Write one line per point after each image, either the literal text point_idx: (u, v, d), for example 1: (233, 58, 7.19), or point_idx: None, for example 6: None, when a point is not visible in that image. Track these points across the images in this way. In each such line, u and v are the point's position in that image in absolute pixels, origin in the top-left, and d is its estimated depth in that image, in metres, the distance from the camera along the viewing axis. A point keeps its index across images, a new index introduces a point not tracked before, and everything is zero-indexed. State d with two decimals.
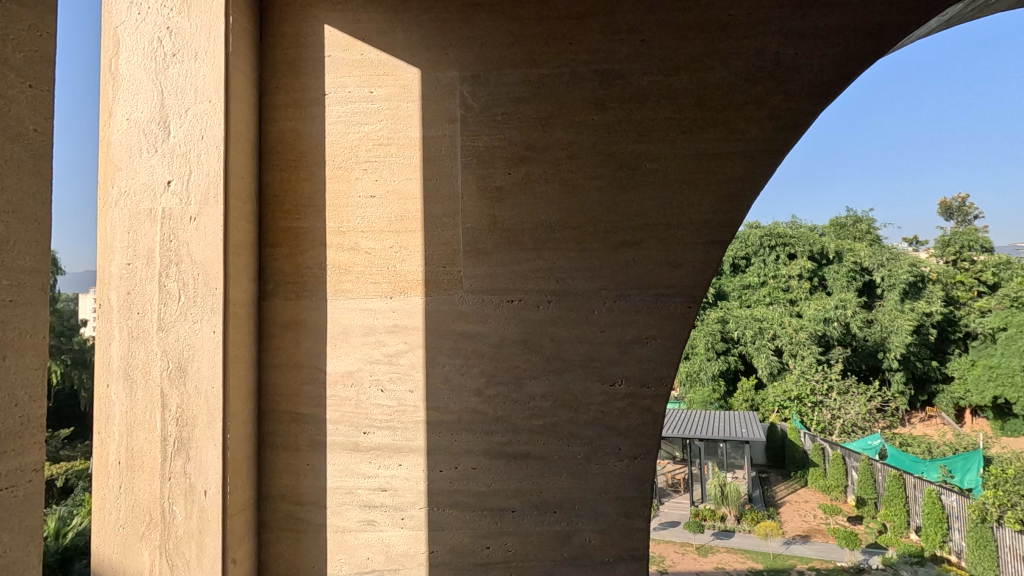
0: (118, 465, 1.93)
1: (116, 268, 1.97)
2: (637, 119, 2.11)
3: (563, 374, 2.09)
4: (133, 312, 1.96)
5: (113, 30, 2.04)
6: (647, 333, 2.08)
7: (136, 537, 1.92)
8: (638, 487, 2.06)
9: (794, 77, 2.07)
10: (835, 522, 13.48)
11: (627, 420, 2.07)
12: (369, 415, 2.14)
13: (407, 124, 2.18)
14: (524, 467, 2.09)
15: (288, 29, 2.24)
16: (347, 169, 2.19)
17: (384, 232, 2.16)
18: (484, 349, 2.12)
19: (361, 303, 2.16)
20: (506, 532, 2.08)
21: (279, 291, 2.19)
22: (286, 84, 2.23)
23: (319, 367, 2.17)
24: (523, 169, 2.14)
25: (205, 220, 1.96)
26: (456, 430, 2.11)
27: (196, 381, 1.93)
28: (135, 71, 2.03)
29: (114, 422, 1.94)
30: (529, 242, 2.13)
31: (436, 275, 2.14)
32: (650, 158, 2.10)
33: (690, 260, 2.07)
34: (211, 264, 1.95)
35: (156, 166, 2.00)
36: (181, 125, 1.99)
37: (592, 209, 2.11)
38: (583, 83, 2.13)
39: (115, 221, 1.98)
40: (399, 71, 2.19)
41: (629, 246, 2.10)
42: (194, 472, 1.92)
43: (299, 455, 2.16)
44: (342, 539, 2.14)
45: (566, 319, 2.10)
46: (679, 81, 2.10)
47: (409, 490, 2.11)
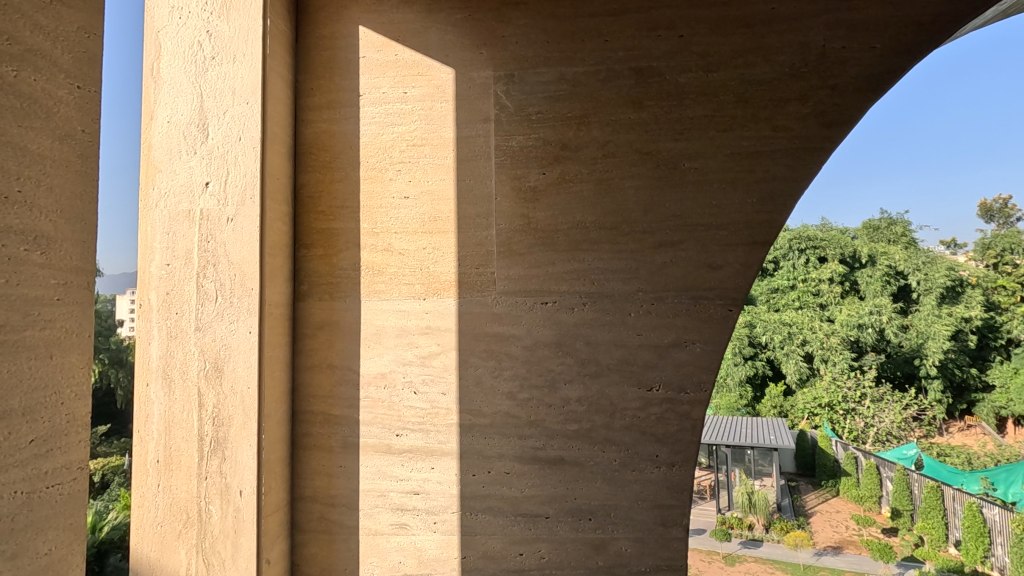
0: (157, 464, 1.96)
1: (156, 268, 2.00)
2: (675, 117, 2.06)
3: (599, 378, 2.05)
4: (171, 312, 1.99)
5: (156, 35, 2.08)
6: (686, 336, 2.02)
7: (173, 535, 1.94)
8: (676, 496, 2.00)
9: (842, 71, 1.98)
10: (869, 534, 13.05)
11: (665, 426, 2.01)
12: (402, 417, 2.12)
13: (441, 124, 2.16)
14: (558, 473, 2.05)
15: (323, 31, 2.25)
16: (381, 170, 2.19)
17: (417, 233, 2.15)
18: (518, 352, 2.08)
19: (395, 304, 2.15)
20: (540, 538, 2.04)
21: (313, 292, 2.19)
22: (321, 85, 2.24)
23: (352, 368, 2.16)
24: (558, 168, 2.10)
25: (242, 220, 1.98)
26: (489, 433, 2.08)
27: (232, 381, 1.95)
28: (176, 75, 2.06)
29: (153, 421, 1.97)
30: (564, 243, 2.09)
31: (470, 276, 2.11)
32: (689, 156, 2.05)
33: (731, 261, 2.01)
34: (247, 264, 1.96)
35: (194, 167, 2.02)
36: (219, 127, 2.02)
37: (629, 209, 2.06)
38: (619, 81, 2.09)
39: (155, 222, 2.01)
40: (433, 71, 2.18)
41: (667, 247, 2.05)
42: (230, 472, 1.93)
43: (332, 457, 2.16)
44: (374, 542, 2.12)
45: (601, 322, 2.06)
46: (719, 78, 2.05)
47: (442, 494, 2.09)
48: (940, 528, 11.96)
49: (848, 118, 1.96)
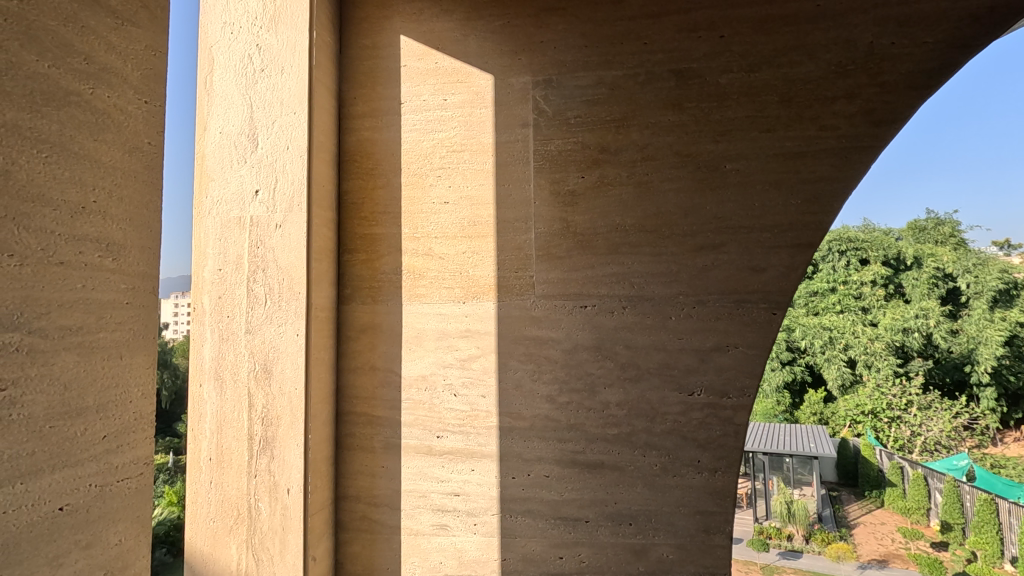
0: (210, 461, 2.03)
1: (209, 273, 2.09)
2: (716, 119, 2.04)
3: (639, 382, 2.04)
4: (223, 316, 2.07)
5: (209, 50, 2.18)
6: (728, 340, 1.99)
7: (225, 531, 2.01)
8: (718, 502, 1.96)
9: (890, 68, 1.94)
10: (916, 548, 12.55)
11: (706, 431, 1.99)
12: (443, 419, 2.16)
13: (480, 130, 2.20)
14: (599, 477, 2.04)
15: (366, 41, 2.32)
16: (422, 176, 2.23)
17: (456, 237, 2.18)
18: (557, 356, 2.09)
19: (435, 308, 2.19)
20: (580, 542, 2.04)
21: (356, 296, 2.25)
22: (364, 94, 2.31)
23: (393, 370, 2.21)
24: (597, 172, 2.10)
25: (289, 226, 2.05)
26: (529, 437, 2.09)
27: (281, 382, 2.01)
28: (227, 87, 2.15)
29: (206, 420, 2.05)
30: (603, 247, 2.09)
31: (509, 280, 2.13)
32: (730, 158, 2.02)
33: (775, 264, 1.97)
34: (295, 269, 2.03)
35: (245, 175, 2.10)
36: (268, 136, 2.09)
37: (670, 212, 2.05)
38: (658, 83, 2.08)
39: (209, 229, 2.10)
40: (472, 78, 2.21)
41: (708, 250, 2.02)
42: (278, 471, 2.00)
43: (375, 457, 2.20)
44: (415, 542, 2.16)
45: (642, 326, 2.04)
46: (761, 78, 2.02)
47: (481, 496, 2.11)
48: (995, 543, 11.45)
49: (896, 116, 1.91)
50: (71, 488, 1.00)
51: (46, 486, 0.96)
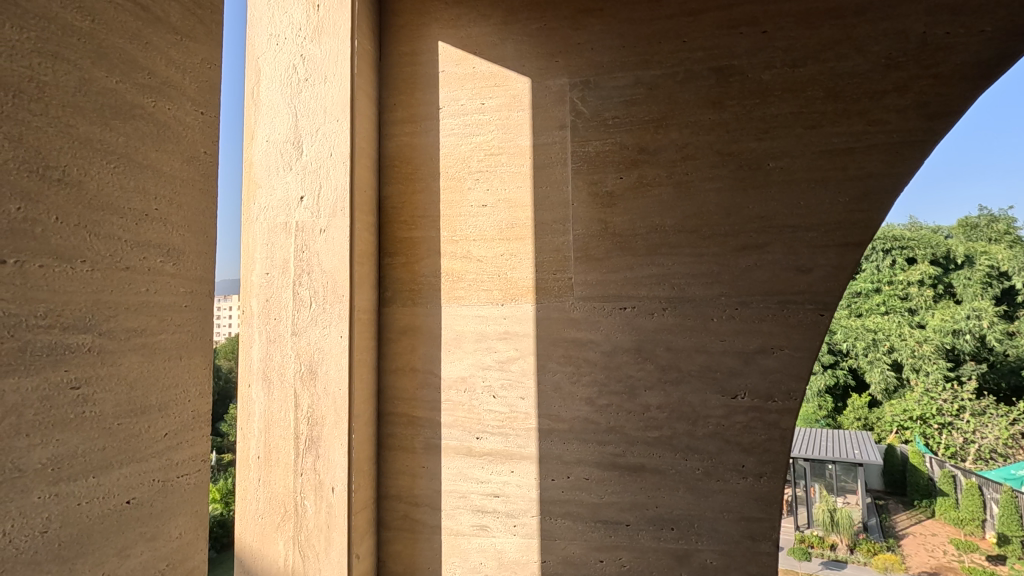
0: (258, 459, 2.10)
1: (258, 277, 2.16)
2: (759, 116, 2.00)
3: (680, 384, 2.01)
4: (271, 318, 2.13)
5: (256, 62, 2.26)
6: (773, 342, 1.95)
7: (273, 527, 2.07)
8: (764, 508, 1.92)
9: (946, 58, 1.86)
10: (971, 564, 11.94)
11: (751, 435, 1.94)
12: (482, 421, 2.18)
13: (518, 132, 2.21)
14: (639, 480, 2.02)
15: (405, 49, 2.38)
16: (460, 180, 2.26)
17: (494, 239, 2.21)
18: (596, 358, 2.08)
19: (474, 310, 2.21)
20: (620, 546, 2.02)
21: (397, 298, 2.30)
22: (404, 100, 2.36)
23: (433, 372, 2.24)
24: (636, 172, 2.09)
25: (333, 231, 2.10)
26: (568, 439, 2.09)
27: (325, 382, 2.07)
28: (273, 97, 2.22)
29: (255, 419, 2.12)
30: (642, 248, 2.07)
31: (547, 282, 2.14)
32: (774, 156, 1.98)
33: (822, 264, 1.92)
34: (338, 272, 2.08)
35: (290, 182, 2.17)
36: (313, 144, 2.15)
37: (711, 212, 2.02)
38: (698, 82, 2.06)
39: (256, 235, 2.17)
40: (509, 81, 2.23)
41: (751, 250, 1.98)
42: (323, 469, 2.05)
43: (416, 457, 2.24)
44: (455, 542, 2.18)
45: (683, 328, 2.02)
46: (806, 73, 1.97)
47: (521, 497, 2.12)
48: None
49: (951, 109, 1.84)
50: (136, 482, 1.05)
51: (115, 481, 1.00)
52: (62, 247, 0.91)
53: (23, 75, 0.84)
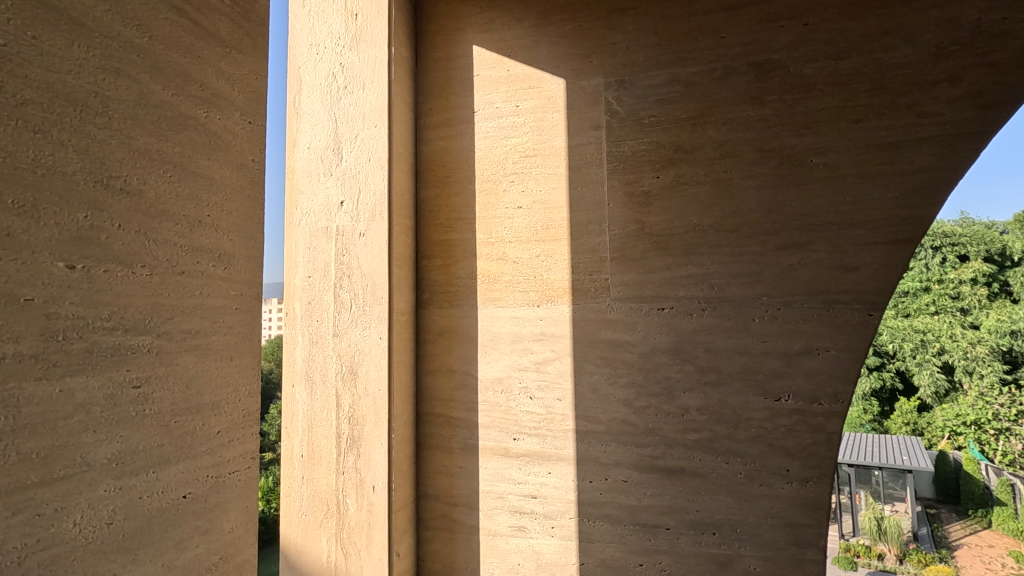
0: (302, 458, 2.16)
1: (300, 280, 2.22)
2: (801, 111, 1.95)
3: (721, 386, 1.97)
4: (313, 320, 2.19)
5: (297, 71, 2.32)
6: (818, 344, 1.89)
7: (316, 524, 2.12)
8: (810, 514, 1.86)
9: (1002, 46, 1.78)
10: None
11: (795, 439, 1.89)
12: (519, 422, 2.19)
13: (553, 133, 2.22)
14: (679, 484, 1.99)
15: (440, 54, 2.42)
16: (495, 182, 2.29)
17: (530, 241, 2.22)
18: (634, 359, 2.06)
19: (510, 311, 2.23)
20: (660, 550, 2.00)
21: (434, 300, 2.33)
22: (439, 105, 2.40)
23: (470, 373, 2.27)
24: (672, 171, 2.06)
25: (372, 235, 2.15)
26: (606, 441, 2.07)
27: (366, 382, 2.11)
28: (314, 105, 2.28)
29: (298, 419, 2.18)
30: (680, 248, 2.04)
31: (583, 283, 2.13)
32: (817, 151, 1.93)
33: (869, 262, 1.86)
34: (377, 275, 2.13)
35: (331, 188, 2.22)
36: (352, 149, 2.20)
37: (750, 210, 1.98)
38: (737, 77, 2.02)
39: (299, 239, 2.24)
40: (544, 83, 2.24)
41: (794, 248, 1.93)
42: (364, 468, 2.09)
43: (453, 458, 2.26)
44: (493, 542, 2.19)
45: (722, 329, 1.98)
46: (851, 65, 1.91)
47: (559, 499, 2.12)
48: None
49: (1008, 99, 1.76)
50: (191, 478, 1.09)
51: (172, 476, 1.05)
52: (124, 253, 0.96)
53: (88, 91, 0.89)
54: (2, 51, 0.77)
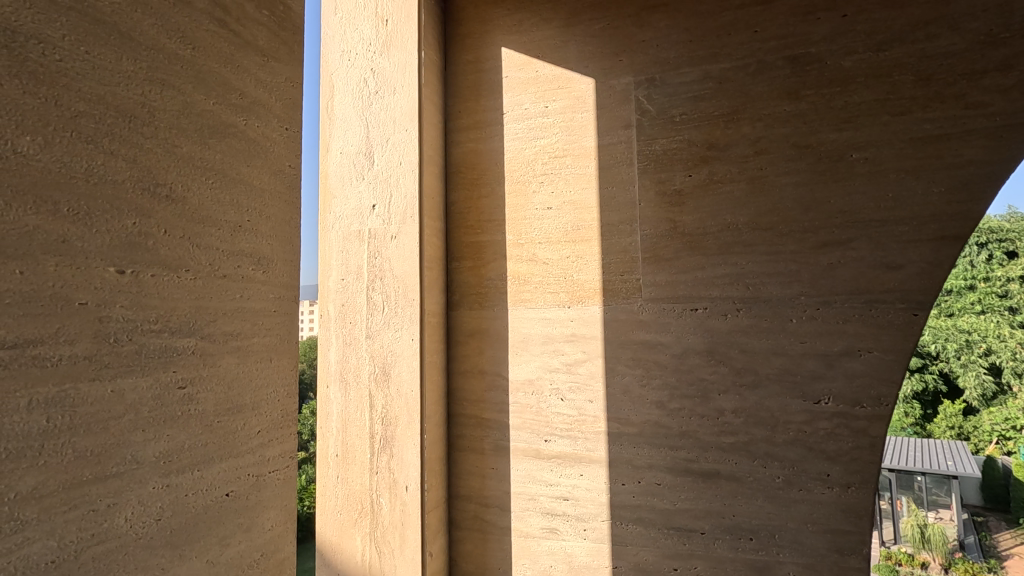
0: (336, 458, 2.19)
1: (334, 283, 2.26)
2: (839, 105, 1.99)
3: (757, 389, 2.00)
4: (347, 322, 2.23)
5: (330, 77, 2.36)
6: (860, 345, 1.92)
7: (350, 523, 2.15)
8: (852, 521, 1.87)
9: None
10: None
11: (836, 443, 1.91)
12: (551, 423, 2.24)
13: (582, 133, 2.28)
14: (714, 487, 2.02)
15: (468, 56, 2.50)
16: (525, 183, 2.35)
17: (560, 242, 2.28)
18: (667, 360, 2.11)
19: (540, 312, 2.29)
20: (694, 555, 2.03)
21: (464, 302, 2.41)
22: (469, 108, 2.48)
23: (501, 374, 2.33)
24: (705, 170, 2.11)
25: (404, 237, 2.18)
26: (638, 443, 2.12)
27: (398, 383, 2.14)
28: (346, 110, 2.32)
29: (332, 419, 2.21)
30: (714, 247, 2.08)
31: (615, 284, 2.19)
32: (857, 146, 1.97)
33: (914, 260, 1.88)
34: (409, 277, 2.16)
35: (363, 192, 2.26)
36: (383, 153, 2.24)
37: (787, 207, 2.02)
38: (772, 72, 2.07)
39: (332, 243, 2.27)
40: (573, 83, 2.31)
41: (834, 247, 1.96)
42: (397, 468, 2.12)
43: (485, 459, 2.32)
44: (525, 544, 2.24)
45: (758, 329, 2.02)
46: (892, 56, 1.95)
47: (591, 501, 2.16)
48: None
49: None
50: (233, 476, 1.12)
51: (216, 474, 1.08)
52: (169, 257, 0.99)
53: (136, 101, 0.92)
54: (57, 66, 0.80)
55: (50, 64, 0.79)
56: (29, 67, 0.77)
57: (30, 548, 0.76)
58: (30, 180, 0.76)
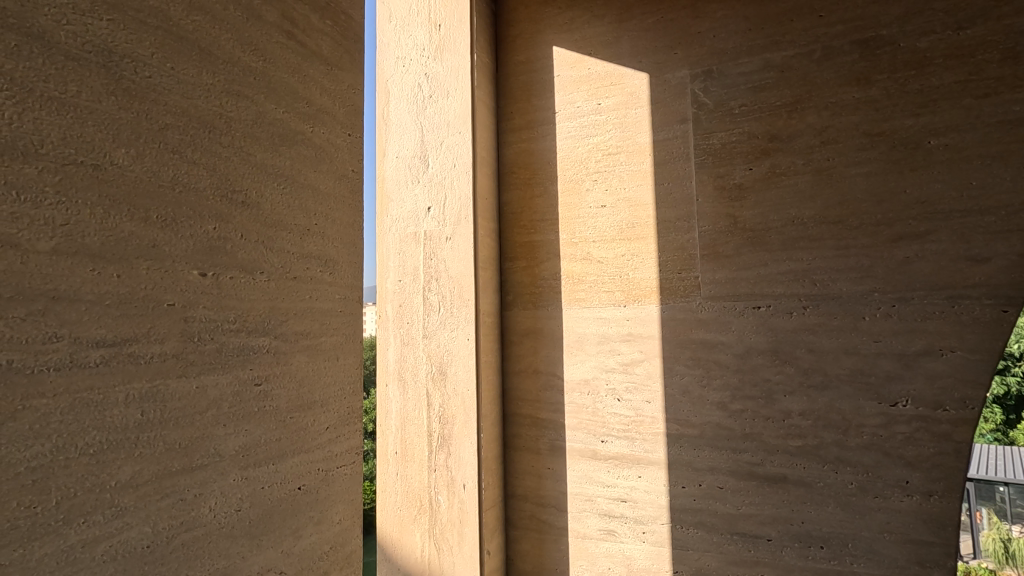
0: (395, 455, 2.24)
1: (391, 284, 2.31)
2: (915, 88, 1.93)
3: (827, 390, 1.95)
4: (404, 322, 2.28)
5: (385, 83, 2.42)
6: (941, 344, 1.84)
7: (410, 520, 2.20)
8: (935, 531, 1.80)
9: None
10: None
11: (916, 448, 1.84)
12: (607, 424, 2.23)
13: (637, 130, 2.27)
14: (781, 492, 1.97)
15: (520, 57, 2.52)
16: (578, 182, 2.36)
17: (615, 240, 2.27)
18: (728, 360, 2.07)
19: (595, 311, 2.28)
20: (761, 562, 1.97)
21: (518, 301, 2.42)
22: (520, 108, 2.49)
23: (556, 374, 2.33)
24: (767, 162, 2.07)
25: (458, 239, 2.22)
26: (699, 445, 2.08)
27: (455, 382, 2.18)
28: (401, 115, 2.37)
29: (391, 417, 2.27)
30: (778, 242, 2.04)
31: (672, 282, 2.16)
32: (935, 132, 1.89)
33: (1001, 253, 1.79)
34: (464, 278, 2.20)
35: (419, 195, 2.30)
36: (438, 157, 2.29)
37: (858, 200, 1.96)
38: (839, 58, 2.03)
39: (390, 245, 2.33)
40: (626, 79, 2.30)
41: (910, 240, 1.89)
42: (455, 466, 2.16)
43: (541, 458, 2.33)
44: (582, 545, 2.23)
45: (828, 328, 1.96)
46: (973, 35, 1.87)
47: (650, 504, 2.13)
48: None
49: None
50: (304, 471, 1.16)
51: (290, 468, 1.12)
52: (246, 260, 1.03)
53: (215, 113, 0.97)
54: (147, 82, 0.86)
55: (141, 81, 0.85)
56: (124, 84, 0.82)
57: (127, 533, 0.81)
58: (124, 190, 0.82)
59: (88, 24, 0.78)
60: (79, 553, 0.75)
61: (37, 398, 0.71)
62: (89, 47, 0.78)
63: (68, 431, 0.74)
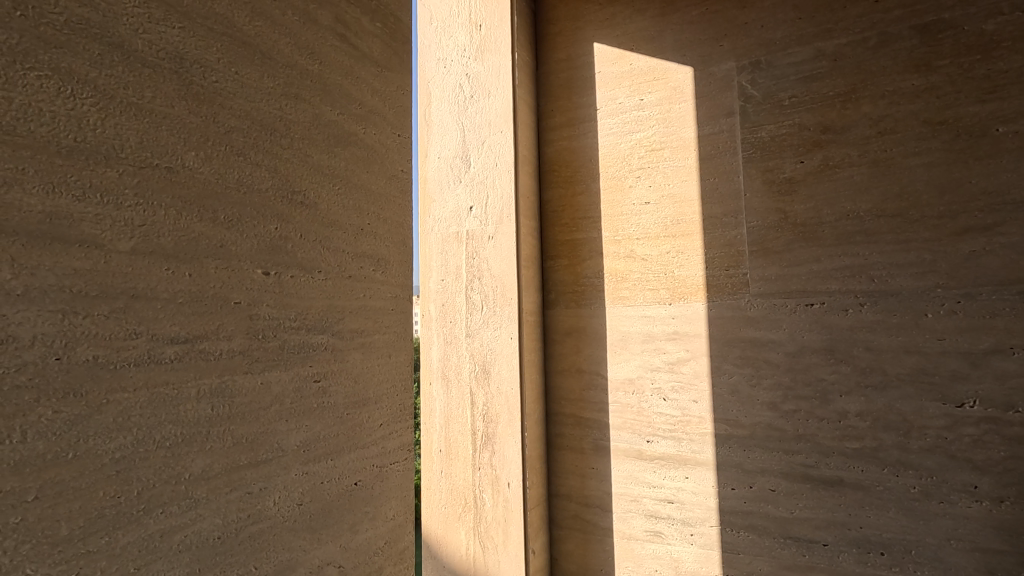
0: (440, 453, 2.26)
1: (434, 284, 2.33)
2: (981, 74, 1.84)
3: (887, 390, 1.88)
4: (447, 321, 2.30)
5: (427, 85, 2.44)
6: (1012, 342, 1.75)
7: (454, 517, 2.21)
8: (1006, 539, 1.73)
9: None
10: None
11: (984, 451, 1.76)
12: (653, 424, 2.19)
13: (681, 125, 2.23)
14: (838, 495, 1.91)
15: (560, 55, 2.51)
16: (621, 179, 2.33)
17: (659, 237, 2.24)
18: (779, 359, 2.02)
19: (639, 309, 2.26)
20: (816, 566, 1.92)
21: (560, 300, 2.41)
22: (561, 106, 2.48)
23: (600, 373, 2.31)
24: (820, 155, 2.01)
25: (501, 238, 2.23)
26: (749, 446, 2.03)
27: (499, 381, 2.19)
28: (443, 116, 2.39)
29: (436, 416, 2.29)
30: (831, 237, 1.98)
31: (719, 279, 2.12)
32: (1003, 120, 1.80)
33: None
34: (507, 277, 2.20)
35: (461, 195, 2.32)
36: (480, 156, 2.30)
37: (918, 192, 1.88)
38: (896, 45, 1.95)
39: (433, 245, 2.35)
40: (670, 74, 2.27)
41: (976, 233, 1.81)
42: (499, 464, 2.17)
43: (585, 458, 2.31)
44: (628, 546, 2.20)
45: (886, 326, 1.89)
46: None
47: (699, 506, 2.10)
48: None
49: None
50: (360, 467, 1.18)
51: (348, 463, 1.14)
52: (306, 260, 1.05)
53: (276, 116, 0.99)
54: (215, 87, 0.88)
55: (209, 86, 0.87)
56: (193, 90, 0.85)
57: (200, 524, 0.83)
58: (194, 191, 0.84)
59: (162, 32, 0.81)
60: (158, 541, 0.77)
61: (120, 393, 0.74)
62: (162, 55, 0.81)
63: (147, 424, 0.77)
